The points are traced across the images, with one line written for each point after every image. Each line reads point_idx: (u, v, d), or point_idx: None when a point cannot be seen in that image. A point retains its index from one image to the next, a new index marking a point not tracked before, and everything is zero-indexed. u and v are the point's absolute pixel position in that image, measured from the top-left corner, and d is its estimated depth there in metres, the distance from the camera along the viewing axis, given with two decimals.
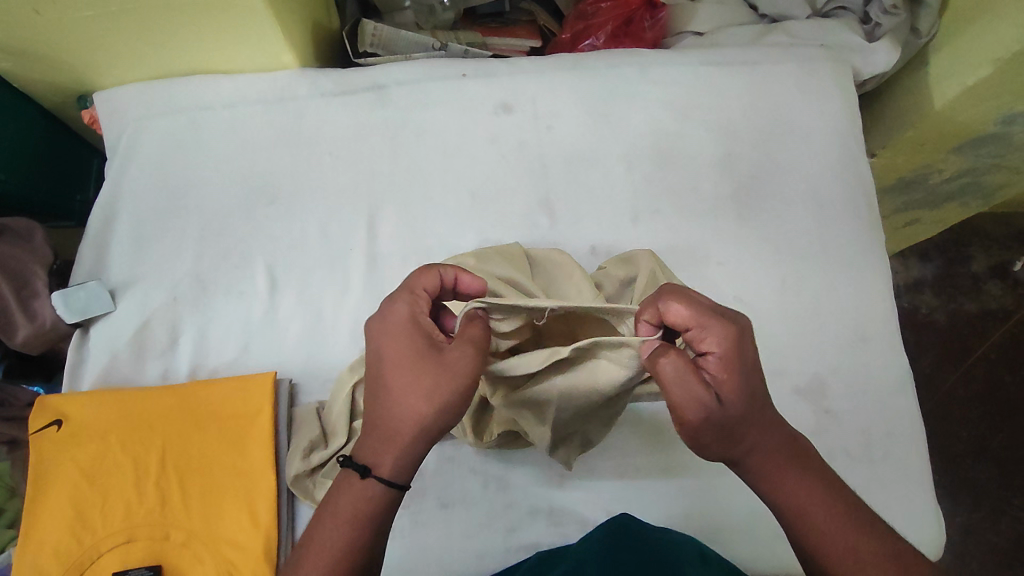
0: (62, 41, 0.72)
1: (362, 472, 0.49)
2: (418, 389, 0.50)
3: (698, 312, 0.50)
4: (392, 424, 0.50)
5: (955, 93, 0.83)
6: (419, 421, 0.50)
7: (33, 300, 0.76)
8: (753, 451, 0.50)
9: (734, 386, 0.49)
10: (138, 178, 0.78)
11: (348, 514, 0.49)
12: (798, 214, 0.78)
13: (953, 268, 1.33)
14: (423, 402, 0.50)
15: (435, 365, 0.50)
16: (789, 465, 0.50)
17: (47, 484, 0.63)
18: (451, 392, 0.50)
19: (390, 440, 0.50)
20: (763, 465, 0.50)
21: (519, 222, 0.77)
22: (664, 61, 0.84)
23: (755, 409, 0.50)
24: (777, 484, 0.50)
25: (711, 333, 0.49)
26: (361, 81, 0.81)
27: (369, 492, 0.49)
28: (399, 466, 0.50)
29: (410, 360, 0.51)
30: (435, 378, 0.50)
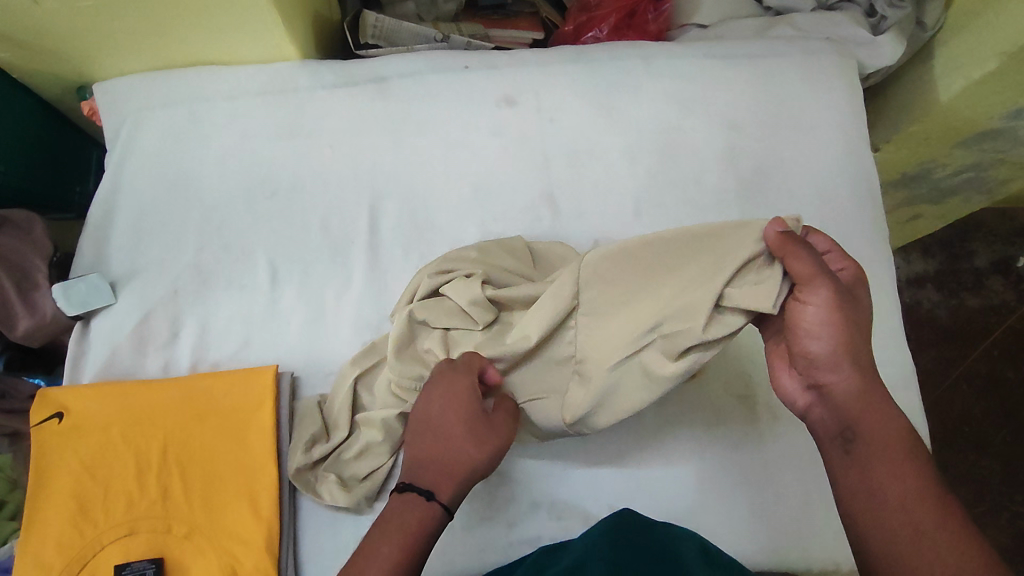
0: (61, 31, 0.72)
1: (428, 494, 0.53)
2: (476, 434, 0.55)
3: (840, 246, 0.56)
4: (446, 459, 0.55)
5: (960, 87, 0.83)
6: (473, 462, 0.55)
7: (34, 292, 0.76)
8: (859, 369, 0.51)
9: (863, 304, 0.53)
10: (139, 170, 0.78)
11: (413, 533, 0.51)
12: (802, 209, 0.78)
13: (955, 263, 1.33)
14: (479, 447, 0.55)
15: (491, 425, 0.57)
16: (880, 397, 0.51)
17: (48, 477, 0.63)
18: (499, 445, 0.56)
19: (450, 473, 0.54)
20: (860, 388, 0.51)
21: (520, 216, 0.77)
22: (666, 54, 0.83)
23: (867, 332, 0.52)
24: (869, 412, 0.50)
25: (844, 259, 0.55)
26: (362, 73, 0.81)
27: (430, 509, 0.52)
28: (456, 496, 0.54)
29: (466, 413, 0.56)
30: (489, 432, 0.56)
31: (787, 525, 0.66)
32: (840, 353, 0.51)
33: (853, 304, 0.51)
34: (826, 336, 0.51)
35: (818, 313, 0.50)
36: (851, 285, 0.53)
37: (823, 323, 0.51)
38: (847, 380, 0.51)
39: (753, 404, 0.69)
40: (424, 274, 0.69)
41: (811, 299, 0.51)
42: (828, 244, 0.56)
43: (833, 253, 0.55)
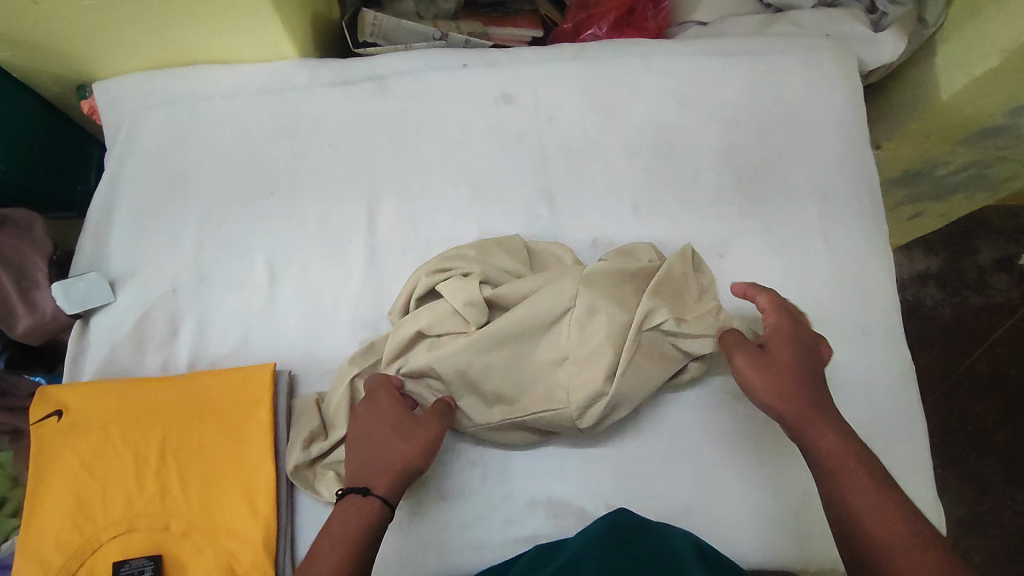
0: (59, 30, 0.72)
1: (364, 491, 0.56)
2: (405, 432, 0.59)
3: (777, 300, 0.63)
4: (380, 460, 0.58)
5: (963, 84, 0.82)
6: (404, 458, 0.58)
7: (34, 291, 0.76)
8: (797, 404, 0.57)
9: (789, 348, 0.60)
10: (138, 169, 0.78)
11: (354, 527, 0.54)
12: (801, 207, 0.78)
13: (958, 262, 1.32)
14: (409, 443, 0.58)
15: (415, 421, 0.60)
16: (822, 419, 0.56)
17: (49, 475, 0.64)
18: (426, 437, 0.59)
19: (383, 471, 0.57)
20: (800, 417, 0.56)
21: (518, 214, 0.77)
22: (665, 52, 0.83)
23: (799, 370, 0.59)
24: (813, 436, 0.55)
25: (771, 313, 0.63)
26: (360, 72, 0.81)
27: (370, 505, 0.55)
28: (393, 491, 0.57)
29: (392, 415, 0.60)
30: (418, 429, 0.60)
31: (784, 524, 0.65)
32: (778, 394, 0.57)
33: (773, 352, 0.60)
34: (756, 383, 0.58)
35: (744, 372, 0.60)
36: (773, 332, 0.61)
37: (752, 376, 0.59)
38: (790, 413, 0.57)
39: (751, 403, 0.69)
40: (423, 272, 0.69)
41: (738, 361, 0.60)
42: (768, 302, 0.63)
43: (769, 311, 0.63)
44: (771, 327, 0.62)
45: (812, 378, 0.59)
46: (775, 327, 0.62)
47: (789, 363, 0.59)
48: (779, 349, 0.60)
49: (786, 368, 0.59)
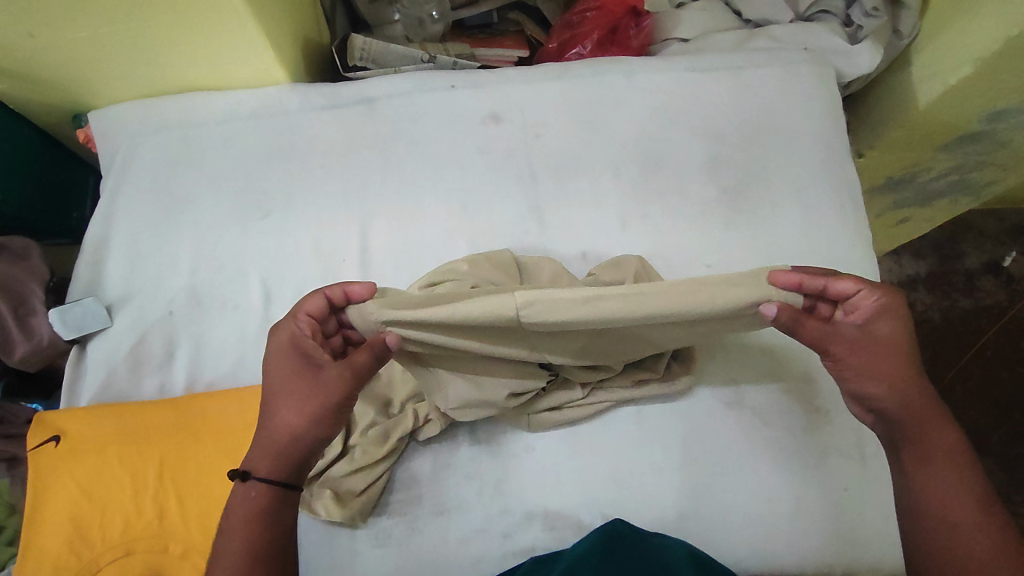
0: (56, 62, 0.74)
1: (243, 475, 0.55)
2: (293, 400, 0.56)
3: (869, 283, 0.57)
4: (268, 437, 0.57)
5: (938, 93, 0.85)
6: (292, 430, 0.56)
7: (31, 317, 0.77)
8: (912, 397, 0.54)
9: (890, 337, 0.55)
10: (133, 195, 0.80)
11: (239, 516, 0.54)
12: (785, 216, 0.79)
13: (946, 266, 1.34)
14: (296, 413, 0.56)
15: (313, 382, 0.57)
16: (942, 419, 0.54)
17: (46, 500, 0.64)
18: (320, 404, 0.56)
19: (265, 448, 0.56)
20: (923, 410, 0.54)
21: (509, 229, 0.78)
22: (648, 68, 0.85)
23: (909, 356, 0.55)
24: (929, 432, 0.54)
25: (874, 295, 0.56)
26: (351, 95, 0.83)
27: (254, 492, 0.55)
28: (278, 466, 0.56)
29: (286, 376, 0.57)
30: (308, 394, 0.56)
31: (780, 531, 0.66)
32: (893, 386, 0.54)
33: (881, 341, 0.55)
34: (851, 371, 0.55)
35: (840, 355, 0.55)
36: (872, 321, 0.56)
37: (856, 365, 0.55)
38: (899, 407, 0.54)
39: (742, 410, 0.70)
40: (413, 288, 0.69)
41: (841, 347, 0.55)
42: (854, 282, 0.56)
43: (863, 289, 0.56)
44: (872, 312, 0.56)
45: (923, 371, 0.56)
46: (879, 315, 0.56)
47: (906, 354, 0.55)
48: (891, 336, 0.55)
49: (897, 363, 0.54)
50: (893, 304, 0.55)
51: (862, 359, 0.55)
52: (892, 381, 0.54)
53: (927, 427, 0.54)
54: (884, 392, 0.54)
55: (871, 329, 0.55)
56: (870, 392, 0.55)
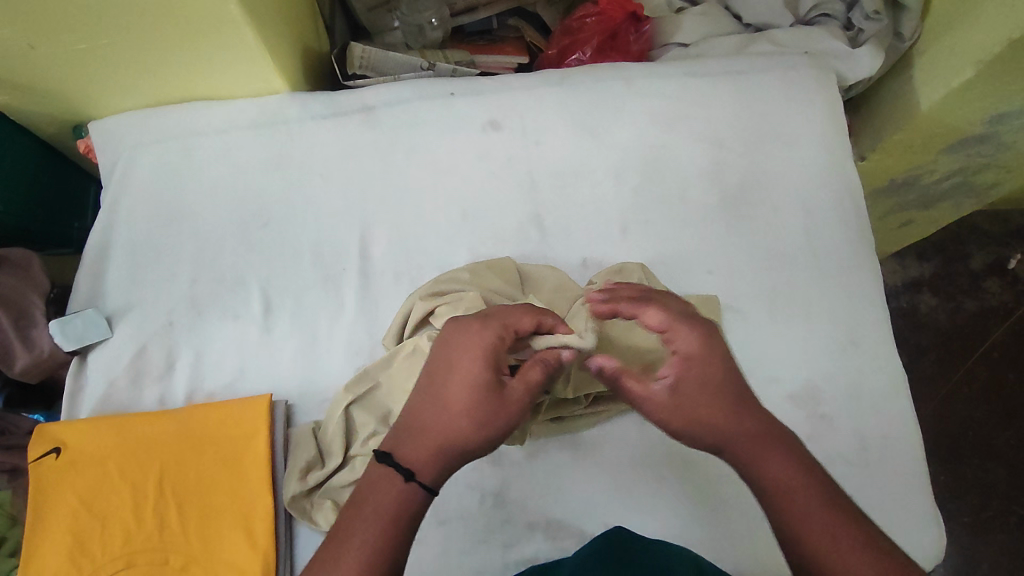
0: (55, 73, 0.74)
1: (408, 476, 0.50)
2: (476, 411, 0.51)
3: (675, 317, 0.56)
4: (433, 438, 0.51)
5: (940, 95, 0.84)
6: (463, 438, 0.51)
7: (31, 329, 0.77)
8: (745, 430, 0.52)
9: (699, 376, 0.54)
10: (133, 205, 0.80)
11: (385, 516, 0.48)
12: (787, 221, 0.79)
13: (951, 268, 1.33)
14: (474, 425, 0.51)
15: (501, 397, 0.52)
16: (782, 451, 0.51)
17: (46, 513, 0.64)
18: (500, 423, 0.52)
19: (428, 447, 0.51)
20: (747, 446, 0.51)
21: (509, 237, 0.78)
22: (648, 74, 0.85)
23: (689, 401, 0.53)
24: (762, 465, 0.51)
25: (681, 331, 0.55)
26: (349, 103, 0.82)
27: (407, 496, 0.49)
28: (439, 475, 0.51)
29: (491, 384, 0.52)
30: (495, 407, 0.52)
31: None
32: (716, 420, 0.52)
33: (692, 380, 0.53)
34: (678, 425, 0.53)
35: (650, 410, 0.54)
36: (681, 367, 0.54)
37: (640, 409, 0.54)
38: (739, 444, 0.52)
39: None
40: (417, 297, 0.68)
41: (632, 384, 0.54)
42: (660, 318, 0.56)
43: (668, 329, 0.56)
44: (674, 353, 0.55)
45: (756, 407, 0.53)
46: (683, 352, 0.55)
47: (700, 395, 0.53)
48: (687, 380, 0.53)
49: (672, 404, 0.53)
50: (699, 341, 0.55)
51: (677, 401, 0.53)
52: (683, 417, 0.53)
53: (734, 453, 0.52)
54: (681, 426, 0.53)
55: (671, 371, 0.54)
56: (708, 442, 0.52)
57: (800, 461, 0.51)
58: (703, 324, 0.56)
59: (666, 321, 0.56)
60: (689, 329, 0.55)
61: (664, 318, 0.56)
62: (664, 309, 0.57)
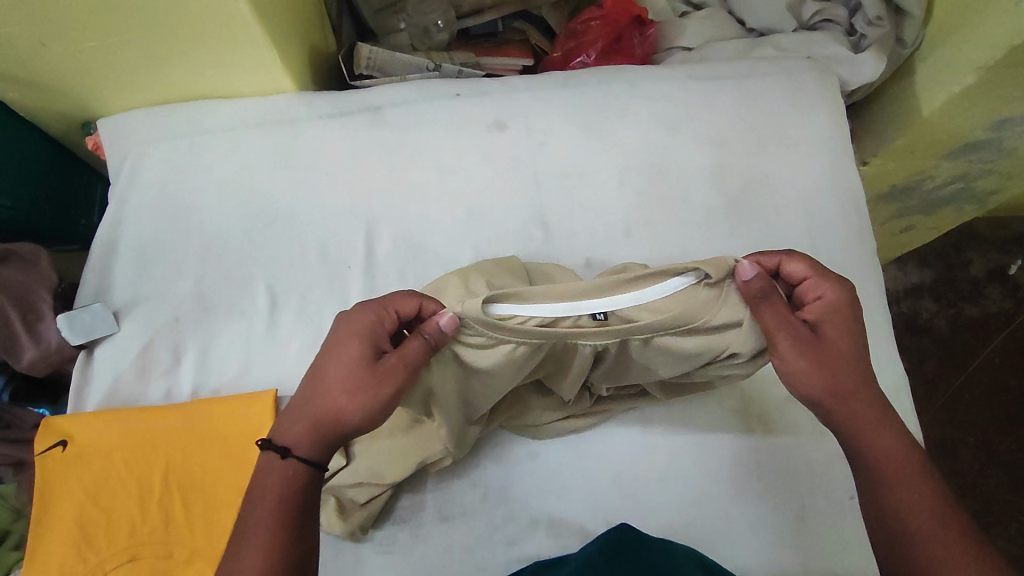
0: (66, 70, 0.75)
1: (283, 452, 0.54)
2: (351, 386, 0.54)
3: (819, 267, 0.58)
4: (315, 414, 0.55)
5: (942, 101, 0.85)
6: (337, 414, 0.55)
7: (39, 322, 0.78)
8: (856, 398, 0.55)
9: (836, 332, 0.56)
10: (140, 201, 0.80)
11: (275, 493, 0.53)
12: (790, 223, 0.79)
13: (952, 273, 1.34)
14: (350, 400, 0.54)
15: (370, 375, 0.54)
16: (883, 420, 0.55)
17: (53, 504, 0.65)
18: (370, 395, 0.54)
19: (304, 427, 0.55)
20: (864, 415, 0.55)
21: (513, 237, 0.78)
22: (652, 76, 0.86)
23: (838, 363, 0.55)
24: (871, 435, 0.55)
25: (826, 284, 0.57)
26: (357, 103, 0.83)
27: (290, 471, 0.54)
28: (317, 447, 0.55)
29: (352, 364, 0.54)
30: (366, 385, 0.54)
31: (786, 539, 0.66)
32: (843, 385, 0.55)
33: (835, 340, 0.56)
34: (804, 369, 0.54)
35: (781, 349, 0.54)
36: (824, 317, 0.56)
37: (802, 371, 0.54)
38: (854, 413, 0.55)
39: (747, 418, 0.70)
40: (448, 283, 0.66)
41: (796, 340, 0.54)
42: (806, 268, 0.57)
43: (812, 278, 0.57)
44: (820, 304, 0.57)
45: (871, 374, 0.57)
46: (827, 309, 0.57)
47: (842, 357, 0.55)
48: (835, 339, 0.56)
49: (828, 358, 0.55)
50: (842, 294, 0.57)
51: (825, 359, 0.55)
52: (827, 373, 0.54)
53: (852, 412, 0.55)
54: (822, 388, 0.54)
55: (820, 326, 0.56)
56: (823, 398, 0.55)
57: (902, 435, 0.55)
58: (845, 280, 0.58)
59: (816, 270, 0.57)
60: (836, 281, 0.57)
61: (808, 267, 0.58)
62: (810, 261, 0.58)
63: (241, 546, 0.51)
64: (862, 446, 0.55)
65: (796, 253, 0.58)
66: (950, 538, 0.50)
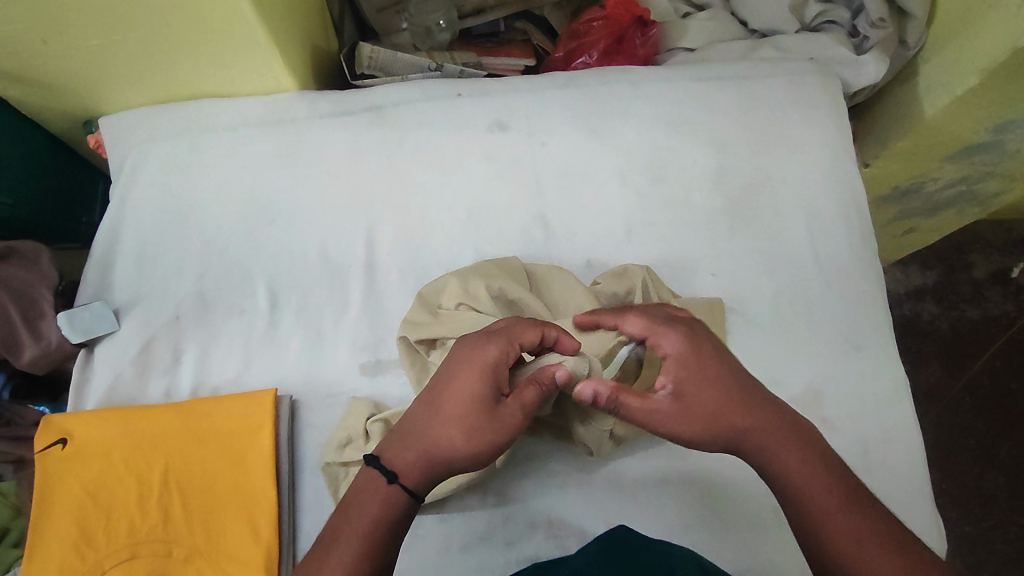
0: (67, 68, 0.75)
1: (391, 477, 0.53)
2: (471, 425, 0.54)
3: (651, 322, 0.59)
4: (427, 446, 0.54)
5: (945, 103, 0.84)
6: (452, 450, 0.54)
7: (39, 320, 0.78)
8: (754, 434, 0.55)
9: (694, 381, 0.56)
10: (142, 200, 0.80)
11: (374, 517, 0.51)
12: (791, 225, 0.79)
13: (953, 276, 1.33)
14: (465, 439, 0.54)
15: (493, 419, 0.54)
16: (790, 443, 0.54)
17: (52, 502, 0.65)
18: (492, 440, 0.54)
19: (415, 456, 0.54)
20: (766, 445, 0.55)
21: (515, 237, 0.78)
22: (654, 77, 0.85)
23: (722, 414, 0.55)
24: (781, 462, 0.54)
25: (663, 338, 0.58)
26: (358, 102, 0.83)
27: (393, 496, 0.53)
28: (423, 479, 0.54)
29: (474, 401, 0.54)
30: (490, 425, 0.54)
31: (785, 542, 0.66)
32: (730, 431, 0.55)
33: (707, 390, 0.56)
34: (690, 436, 0.55)
35: (664, 429, 0.56)
36: (677, 372, 0.57)
37: (687, 433, 0.56)
38: (757, 448, 0.55)
39: None
40: (452, 279, 0.68)
41: (657, 416, 0.55)
42: (639, 327, 0.59)
43: (650, 337, 0.58)
44: (671, 367, 0.57)
45: (762, 402, 0.56)
46: (681, 369, 0.57)
47: (723, 409, 0.55)
48: (697, 397, 0.56)
49: (704, 415, 0.55)
50: (683, 344, 0.57)
51: (703, 415, 0.55)
52: (707, 428, 0.55)
53: (756, 443, 0.55)
54: (712, 441, 0.56)
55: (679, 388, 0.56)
56: (720, 444, 0.56)
57: (815, 453, 0.54)
58: (679, 325, 0.59)
59: (647, 327, 0.59)
60: (672, 331, 0.58)
61: (642, 325, 0.59)
62: (643, 317, 0.59)
63: (329, 552, 0.50)
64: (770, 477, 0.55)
65: (629, 313, 0.60)
66: (874, 548, 0.49)
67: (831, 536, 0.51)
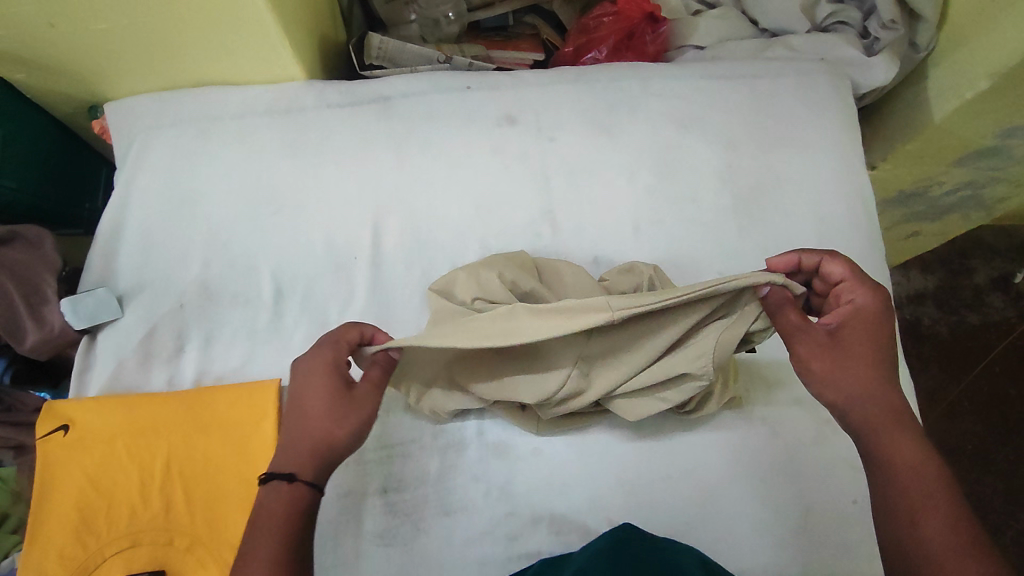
0: (73, 52, 0.74)
1: (289, 478, 0.53)
2: (336, 411, 0.56)
3: (857, 273, 0.57)
4: (302, 446, 0.55)
5: (954, 106, 0.84)
6: (329, 440, 0.55)
7: (43, 306, 0.77)
8: (870, 403, 0.54)
9: (860, 333, 0.55)
10: (146, 186, 0.80)
11: (281, 513, 0.51)
12: (798, 225, 0.79)
13: (954, 280, 1.33)
14: (339, 425, 0.56)
15: (350, 400, 0.57)
16: (901, 426, 0.53)
17: (52, 490, 0.64)
18: (359, 417, 0.57)
19: (303, 455, 0.54)
20: (880, 417, 0.53)
21: (520, 232, 0.78)
22: (664, 74, 0.85)
23: (866, 364, 0.54)
24: (888, 437, 0.52)
25: (858, 287, 0.56)
26: (365, 94, 0.83)
27: (297, 493, 0.52)
28: (321, 471, 0.54)
29: (331, 390, 0.57)
30: (348, 406, 0.56)
31: (787, 542, 0.65)
32: (859, 388, 0.54)
33: (863, 344, 0.55)
34: (818, 369, 0.55)
35: (800, 352, 0.56)
36: (848, 317, 0.56)
37: (819, 366, 0.55)
38: (868, 417, 0.53)
39: (752, 420, 0.70)
40: (463, 273, 0.67)
41: (807, 340, 0.56)
42: (843, 271, 0.57)
43: (846, 282, 0.57)
44: (847, 308, 0.56)
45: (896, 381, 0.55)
46: (850, 314, 0.56)
47: (862, 364, 0.54)
48: (855, 345, 0.55)
49: (846, 359, 0.55)
50: (874, 301, 0.56)
51: (838, 359, 0.55)
52: (845, 371, 0.54)
53: (864, 411, 0.54)
54: (834, 386, 0.54)
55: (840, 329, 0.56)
56: (832, 395, 0.55)
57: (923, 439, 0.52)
58: (883, 289, 0.57)
59: (853, 274, 0.57)
60: (872, 288, 0.56)
61: (847, 270, 0.57)
62: (850, 263, 0.58)
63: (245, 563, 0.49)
64: (870, 447, 0.53)
65: (840, 255, 0.58)
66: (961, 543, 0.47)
67: (922, 515, 0.48)
